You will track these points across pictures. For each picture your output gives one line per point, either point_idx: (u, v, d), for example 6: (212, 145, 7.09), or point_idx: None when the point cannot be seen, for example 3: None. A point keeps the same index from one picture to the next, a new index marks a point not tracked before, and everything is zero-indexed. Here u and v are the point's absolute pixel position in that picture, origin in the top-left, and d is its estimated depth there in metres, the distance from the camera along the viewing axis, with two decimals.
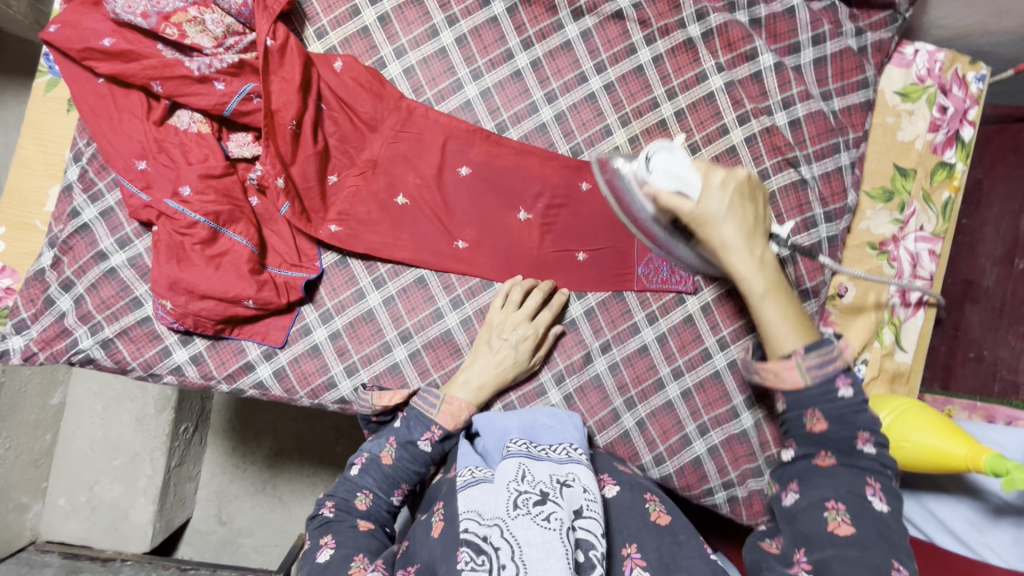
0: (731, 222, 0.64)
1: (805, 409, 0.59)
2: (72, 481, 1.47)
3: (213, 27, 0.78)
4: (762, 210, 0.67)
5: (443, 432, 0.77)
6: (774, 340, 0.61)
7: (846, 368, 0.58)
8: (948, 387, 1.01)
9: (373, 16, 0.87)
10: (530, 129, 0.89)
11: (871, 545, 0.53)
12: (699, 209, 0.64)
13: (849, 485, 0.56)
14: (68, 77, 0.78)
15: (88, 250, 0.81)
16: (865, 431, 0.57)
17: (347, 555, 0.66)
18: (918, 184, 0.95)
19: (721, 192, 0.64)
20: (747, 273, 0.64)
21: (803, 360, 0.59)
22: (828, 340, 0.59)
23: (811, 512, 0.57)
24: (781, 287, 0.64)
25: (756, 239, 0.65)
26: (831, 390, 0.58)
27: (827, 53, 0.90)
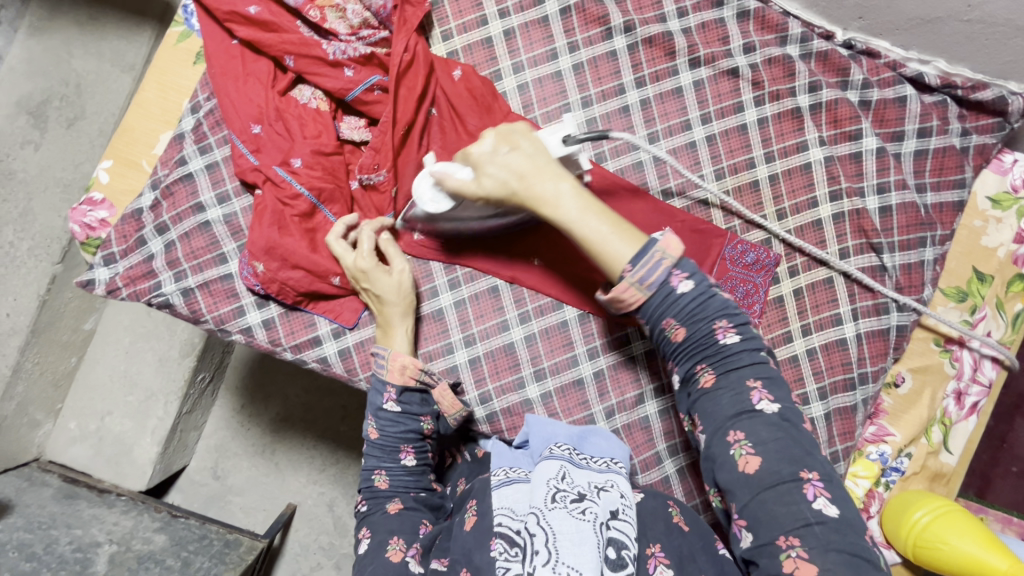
0: (507, 172, 0.67)
1: (663, 323, 0.64)
2: (87, 408, 1.48)
3: (352, 16, 0.81)
4: (534, 144, 0.69)
5: (399, 389, 0.78)
6: (611, 258, 0.62)
7: (671, 264, 0.61)
8: (984, 495, 1.02)
9: (500, 28, 0.89)
10: (627, 165, 0.92)
11: (774, 464, 0.58)
12: (484, 185, 0.68)
13: (732, 390, 0.62)
14: (206, 35, 0.82)
15: (188, 200, 0.83)
16: (721, 322, 0.63)
17: (382, 539, 0.70)
18: (993, 291, 0.95)
19: (488, 156, 0.68)
20: (552, 204, 0.64)
21: (632, 277, 0.61)
22: (649, 245, 0.62)
23: (721, 454, 0.61)
24: (585, 203, 0.64)
25: (539, 171, 0.66)
26: (671, 294, 0.62)
27: (930, 147, 0.91)
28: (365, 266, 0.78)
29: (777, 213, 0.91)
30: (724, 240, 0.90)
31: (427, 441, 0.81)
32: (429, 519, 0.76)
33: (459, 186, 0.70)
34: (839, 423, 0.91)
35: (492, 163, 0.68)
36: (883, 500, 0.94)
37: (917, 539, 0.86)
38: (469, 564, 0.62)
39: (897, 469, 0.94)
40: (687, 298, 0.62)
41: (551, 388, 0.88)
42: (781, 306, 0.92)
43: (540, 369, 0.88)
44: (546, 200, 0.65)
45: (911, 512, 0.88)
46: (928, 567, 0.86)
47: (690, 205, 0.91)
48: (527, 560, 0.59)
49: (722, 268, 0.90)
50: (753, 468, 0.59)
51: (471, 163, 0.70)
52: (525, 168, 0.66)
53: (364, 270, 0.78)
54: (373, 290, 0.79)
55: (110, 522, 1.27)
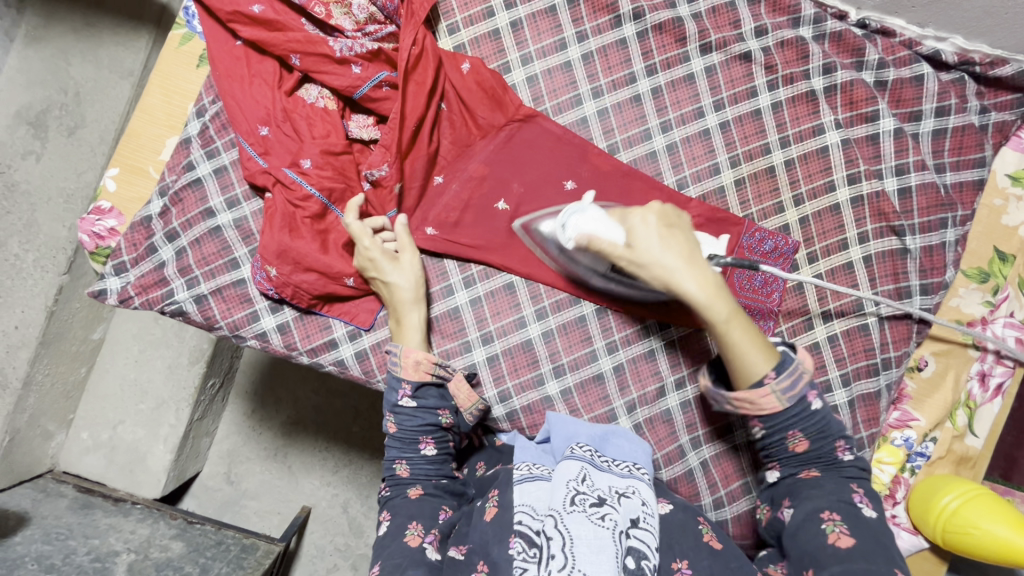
0: (669, 251, 0.67)
1: (786, 432, 0.66)
2: (98, 417, 1.47)
3: (357, 12, 0.79)
4: (690, 236, 0.70)
5: (414, 385, 0.77)
6: (749, 366, 0.65)
7: (809, 379, 0.65)
8: (1009, 477, 1.01)
9: (507, 20, 0.87)
10: (640, 155, 0.89)
11: (872, 551, 0.58)
12: (638, 250, 0.68)
13: (836, 486, 0.64)
14: (209, 35, 0.80)
15: (197, 205, 0.82)
16: (841, 440, 0.66)
17: (400, 524, 0.70)
18: (1016, 270, 0.94)
19: (654, 229, 0.69)
20: (707, 302, 0.65)
21: (777, 384, 0.64)
22: (789, 356, 0.65)
23: (811, 526, 0.62)
24: (736, 307, 0.66)
25: (697, 262, 0.67)
26: (806, 408, 0.65)
27: (948, 126, 0.89)
28: (373, 256, 0.77)
29: (795, 199, 0.90)
30: (741, 227, 0.89)
31: (448, 433, 0.80)
32: (450, 505, 0.76)
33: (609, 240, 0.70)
34: (863, 409, 0.90)
35: (653, 236, 0.68)
36: (909, 486, 0.93)
37: (946, 524, 0.85)
38: (486, 558, 0.64)
39: (922, 454, 0.93)
40: (819, 415, 0.66)
41: (571, 384, 0.86)
42: (801, 293, 0.90)
43: (559, 365, 0.87)
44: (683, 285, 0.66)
45: (939, 496, 0.87)
46: (960, 552, 0.85)
47: (706, 193, 0.90)
48: (543, 563, 0.59)
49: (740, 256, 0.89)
50: (846, 546, 0.58)
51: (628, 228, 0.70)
52: (685, 253, 0.67)
53: (372, 256, 0.77)
54: (384, 279, 0.78)
55: (126, 530, 1.27)
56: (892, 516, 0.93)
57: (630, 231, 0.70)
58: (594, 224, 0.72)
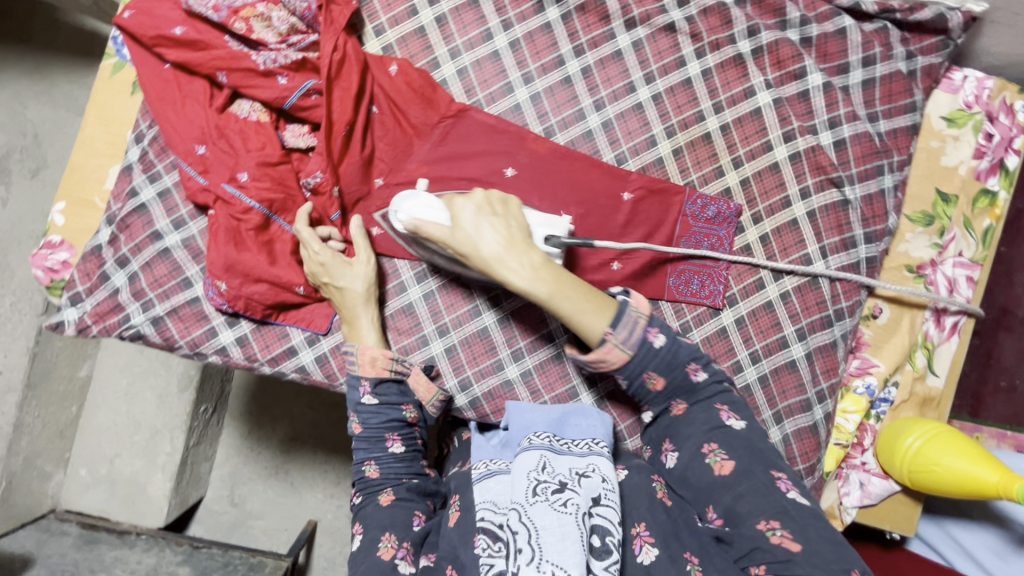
0: (488, 240, 0.71)
1: (642, 375, 0.71)
2: (95, 453, 1.48)
3: (279, 24, 0.79)
4: (511, 217, 0.74)
5: (372, 380, 0.78)
6: (585, 329, 0.69)
7: (646, 319, 0.69)
8: (977, 414, 1.02)
9: (431, 16, 0.88)
10: (576, 136, 0.90)
11: (748, 465, 0.66)
12: (460, 244, 0.72)
13: (703, 412, 0.71)
14: (137, 61, 0.81)
15: (144, 230, 0.84)
16: (690, 363, 0.71)
17: (374, 536, 0.70)
18: (959, 210, 0.95)
19: (470, 216, 0.73)
20: (528, 284, 0.69)
21: (614, 338, 0.68)
22: (624, 308, 0.69)
23: (696, 462, 0.68)
24: (562, 279, 0.70)
25: (516, 246, 0.71)
26: (650, 348, 0.69)
27: (876, 75, 0.91)
28: (325, 261, 0.80)
29: (734, 162, 0.91)
30: (684, 195, 0.90)
31: (414, 429, 0.82)
32: (423, 509, 0.75)
33: (435, 231, 0.73)
34: (821, 361, 0.91)
35: (471, 223, 0.72)
36: (876, 432, 0.95)
37: (911, 464, 0.87)
38: (455, 561, 0.65)
39: (886, 400, 0.95)
40: (665, 349, 0.70)
41: (530, 365, 0.88)
42: (750, 254, 0.92)
43: (517, 349, 0.88)
44: (508, 270, 0.70)
45: (902, 438, 0.89)
46: (928, 490, 0.86)
47: (645, 166, 0.91)
48: (511, 558, 0.60)
49: (684, 225, 0.91)
50: (729, 471, 0.66)
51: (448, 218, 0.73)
52: (501, 240, 0.71)
53: (325, 262, 0.80)
54: (335, 283, 0.81)
55: (132, 561, 1.29)
56: (862, 463, 0.95)
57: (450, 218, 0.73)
58: (419, 211, 0.75)
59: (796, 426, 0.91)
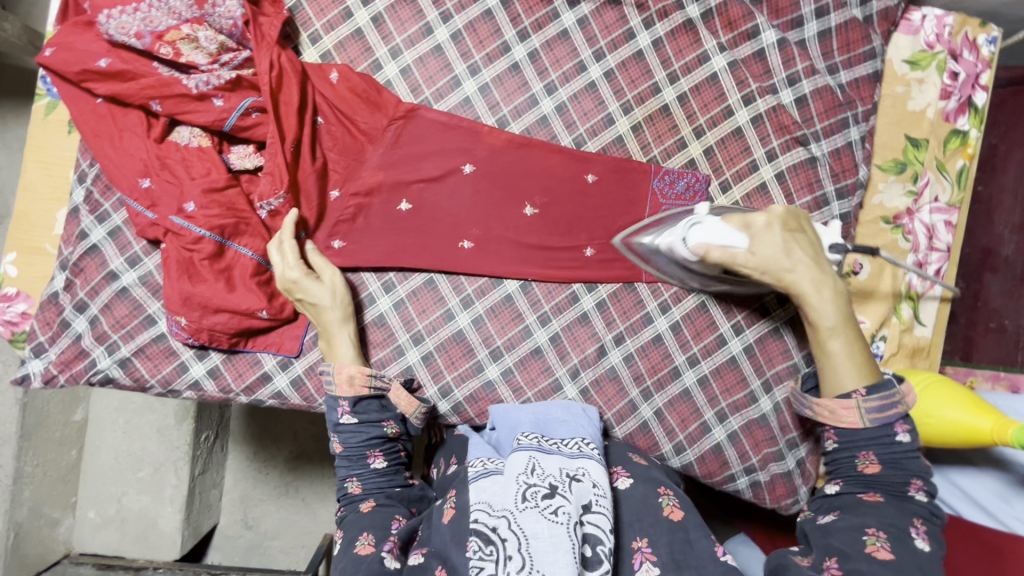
0: (796, 261, 0.73)
1: (860, 451, 0.67)
2: (101, 494, 1.46)
3: (207, 44, 0.76)
4: (813, 239, 0.76)
5: (349, 400, 0.77)
6: (838, 376, 0.70)
7: (903, 413, 0.67)
8: (969, 358, 0.99)
9: (366, 17, 0.85)
10: (531, 123, 0.87)
11: (907, 567, 0.58)
12: (762, 260, 0.74)
13: (897, 512, 0.62)
14: (66, 99, 0.78)
15: (99, 271, 0.81)
16: (916, 479, 0.64)
17: (352, 536, 0.69)
18: (931, 154, 0.93)
19: (781, 241, 0.74)
20: (820, 307, 0.72)
21: (865, 401, 0.67)
22: (889, 381, 0.68)
23: (851, 533, 0.61)
24: (845, 324, 0.71)
25: (823, 274, 0.73)
26: (890, 440, 0.66)
27: (831, 25, 0.88)
28: (296, 279, 0.78)
29: (696, 132, 0.88)
30: (650, 173, 0.88)
31: (397, 442, 0.80)
32: (404, 512, 0.74)
33: (719, 256, 0.75)
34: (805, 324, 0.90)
35: (774, 240, 0.74)
36: None
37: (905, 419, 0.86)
38: (445, 562, 0.63)
39: (874, 355, 0.93)
40: (903, 448, 0.66)
41: (510, 364, 0.87)
42: None
43: (495, 348, 0.87)
44: (796, 290, 0.73)
45: None
46: (929, 444, 0.84)
47: (605, 146, 0.88)
48: (501, 564, 0.57)
49: (654, 203, 0.88)
50: (886, 560, 0.58)
51: (747, 236, 0.74)
52: (814, 267, 0.73)
53: (294, 279, 0.78)
54: (308, 300, 0.79)
55: None
56: None
57: (748, 243, 0.74)
58: (710, 236, 0.75)
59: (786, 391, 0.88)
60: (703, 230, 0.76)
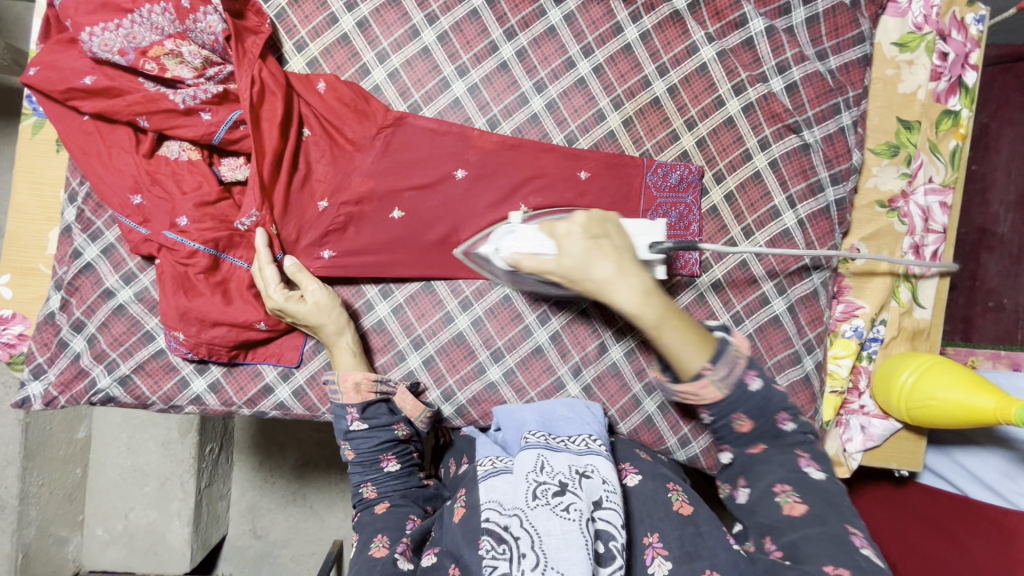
0: (596, 262, 0.65)
1: (731, 416, 0.59)
2: (108, 510, 1.45)
3: (191, 59, 0.76)
4: (619, 240, 0.68)
5: (358, 407, 0.76)
6: (680, 363, 0.59)
7: (748, 362, 0.58)
8: (970, 338, 1.00)
9: (352, 22, 0.85)
10: (522, 121, 0.87)
11: (823, 513, 0.55)
12: (567, 266, 0.65)
13: (784, 460, 0.58)
14: (54, 118, 0.77)
15: (94, 290, 0.81)
16: (781, 411, 0.59)
17: (366, 538, 0.69)
18: (924, 135, 0.92)
19: (578, 240, 0.66)
20: (634, 307, 0.62)
21: (715, 373, 0.57)
22: (724, 344, 0.59)
23: (765, 502, 0.58)
24: (669, 309, 0.62)
25: (624, 270, 0.64)
26: (746, 392, 0.58)
27: (819, 11, 0.87)
28: (279, 304, 0.76)
29: (687, 123, 0.88)
30: (642, 168, 0.87)
31: (409, 444, 0.80)
32: (418, 513, 0.74)
33: (532, 264, 0.68)
34: (805, 312, 0.90)
35: (578, 244, 0.66)
36: (870, 373, 0.95)
37: (908, 401, 0.86)
38: (458, 561, 0.63)
39: (874, 339, 0.94)
40: (760, 393, 0.58)
41: (512, 364, 0.87)
42: (717, 216, 0.90)
43: (496, 349, 0.87)
44: (609, 293, 0.64)
45: (898, 375, 0.87)
46: (934, 425, 0.85)
47: (597, 142, 0.88)
48: (515, 562, 0.57)
49: (648, 198, 0.88)
50: (802, 514, 0.55)
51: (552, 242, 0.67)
52: (613, 265, 0.64)
53: (278, 305, 0.77)
54: (298, 320, 0.78)
55: None
56: (860, 406, 0.95)
57: (555, 247, 0.67)
58: (519, 245, 0.69)
59: (789, 380, 0.89)
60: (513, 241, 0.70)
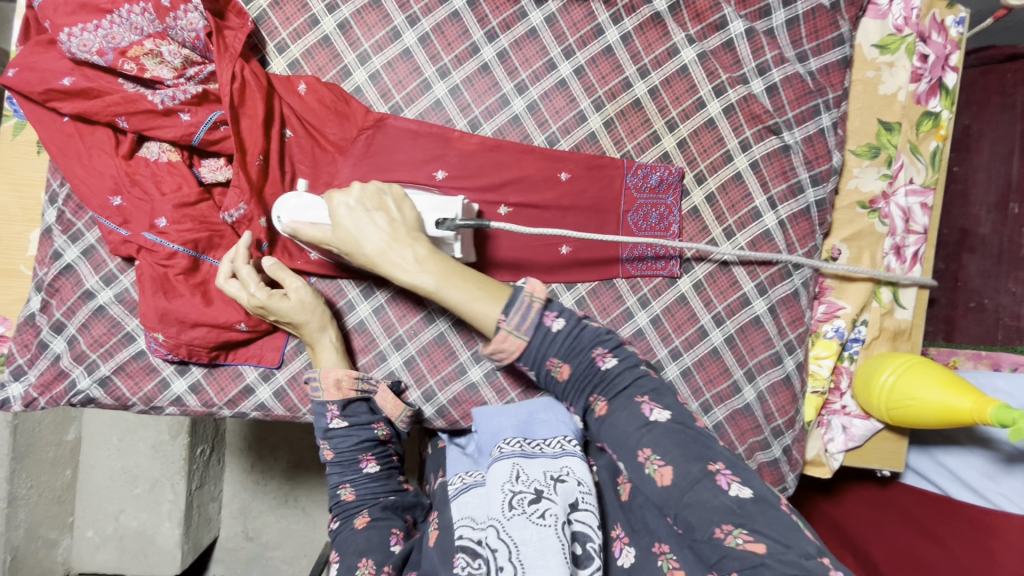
0: (365, 234, 0.68)
1: (546, 362, 0.62)
2: (97, 513, 1.44)
3: (171, 58, 0.75)
4: (398, 209, 0.71)
5: (338, 404, 0.76)
6: (475, 318, 0.63)
7: (542, 304, 0.61)
8: (952, 339, 1.00)
9: (333, 24, 0.85)
10: (503, 123, 0.87)
11: (692, 470, 0.54)
12: (345, 239, 0.69)
13: (624, 410, 0.59)
14: (32, 119, 0.76)
15: (74, 291, 0.81)
16: (597, 348, 0.62)
17: (351, 563, 0.67)
18: (904, 137, 0.93)
19: (347, 211, 0.69)
20: (411, 276, 0.66)
21: (507, 323, 0.60)
22: (515, 291, 0.61)
23: (640, 476, 0.57)
24: (449, 270, 0.65)
25: (397, 240, 0.67)
26: (548, 333, 0.61)
27: (799, 13, 0.88)
28: (260, 301, 0.75)
29: (668, 125, 0.89)
30: (623, 169, 0.88)
31: (388, 446, 0.80)
32: (400, 526, 0.73)
33: (313, 233, 0.72)
34: (786, 312, 0.90)
35: (350, 218, 0.69)
36: (852, 373, 0.95)
37: (888, 401, 0.86)
38: None
39: (856, 340, 0.94)
40: (564, 332, 0.61)
41: (493, 365, 0.88)
42: (699, 217, 0.90)
43: (477, 350, 0.87)
44: (385, 262, 0.67)
45: (877, 375, 0.88)
46: (912, 424, 0.85)
47: (578, 143, 0.88)
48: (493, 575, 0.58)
49: (629, 199, 0.88)
50: (671, 479, 0.54)
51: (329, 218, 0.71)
52: (383, 235, 0.68)
53: (259, 300, 0.75)
54: (279, 315, 0.77)
55: None
56: (842, 407, 0.96)
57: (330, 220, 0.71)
58: (300, 216, 0.73)
59: (770, 380, 0.90)
60: (295, 214, 0.73)
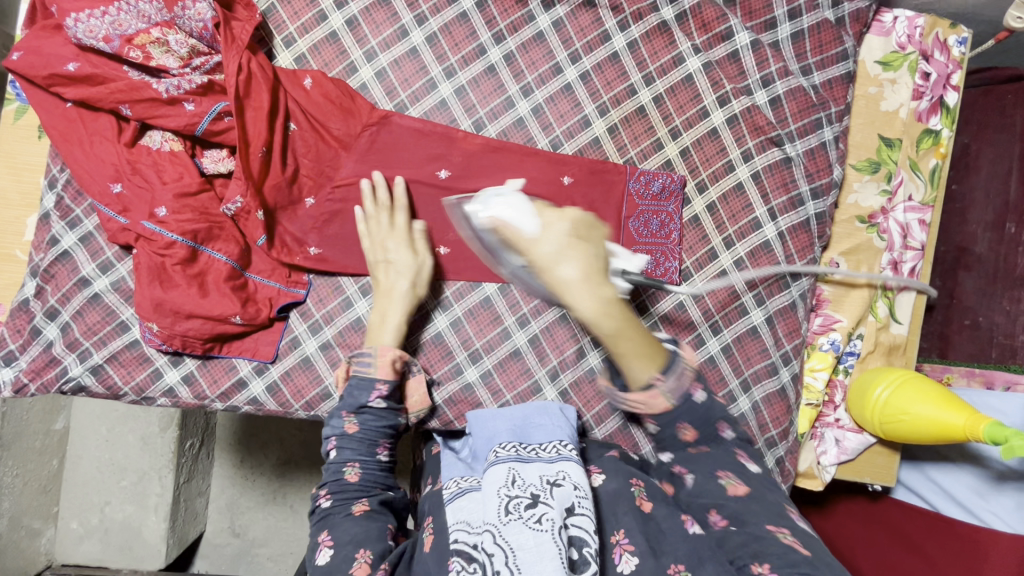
0: (566, 262, 0.65)
1: (676, 425, 0.64)
2: (83, 504, 1.43)
3: (177, 48, 0.76)
4: (598, 246, 0.69)
5: (389, 383, 0.75)
6: (628, 372, 0.63)
7: (693, 375, 0.63)
8: (946, 355, 1.01)
9: (341, 20, 0.85)
10: (507, 125, 0.88)
11: (760, 493, 0.61)
12: (535, 260, 0.67)
13: (720, 455, 0.64)
14: (35, 103, 0.76)
15: (70, 278, 0.80)
16: (722, 420, 0.65)
17: (348, 553, 0.62)
18: (904, 153, 0.93)
19: (564, 235, 0.67)
20: (592, 316, 0.64)
21: (664, 385, 0.61)
22: (674, 358, 0.63)
23: (709, 485, 0.62)
24: (628, 321, 0.64)
25: (595, 276, 0.65)
26: (692, 404, 0.63)
27: (804, 27, 0.88)
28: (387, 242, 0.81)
29: (672, 133, 0.89)
30: (625, 175, 0.88)
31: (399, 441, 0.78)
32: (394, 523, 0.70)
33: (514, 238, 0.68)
34: (783, 323, 0.90)
35: (555, 240, 0.67)
36: (846, 387, 0.95)
37: (882, 414, 0.86)
38: None
39: (851, 353, 0.95)
40: (703, 406, 0.63)
41: (489, 366, 0.87)
42: (699, 225, 0.90)
43: (474, 351, 0.87)
44: (565, 292, 0.65)
45: (872, 389, 0.88)
46: (905, 438, 0.85)
47: (581, 148, 0.88)
48: None
49: (631, 205, 0.89)
50: (743, 493, 0.60)
51: (539, 225, 0.68)
52: (586, 266, 0.66)
53: (387, 242, 0.82)
54: (391, 262, 0.81)
55: None
56: (835, 419, 0.96)
57: (538, 234, 0.67)
58: (502, 215, 0.69)
59: (764, 391, 0.90)
60: (501, 209, 0.70)
